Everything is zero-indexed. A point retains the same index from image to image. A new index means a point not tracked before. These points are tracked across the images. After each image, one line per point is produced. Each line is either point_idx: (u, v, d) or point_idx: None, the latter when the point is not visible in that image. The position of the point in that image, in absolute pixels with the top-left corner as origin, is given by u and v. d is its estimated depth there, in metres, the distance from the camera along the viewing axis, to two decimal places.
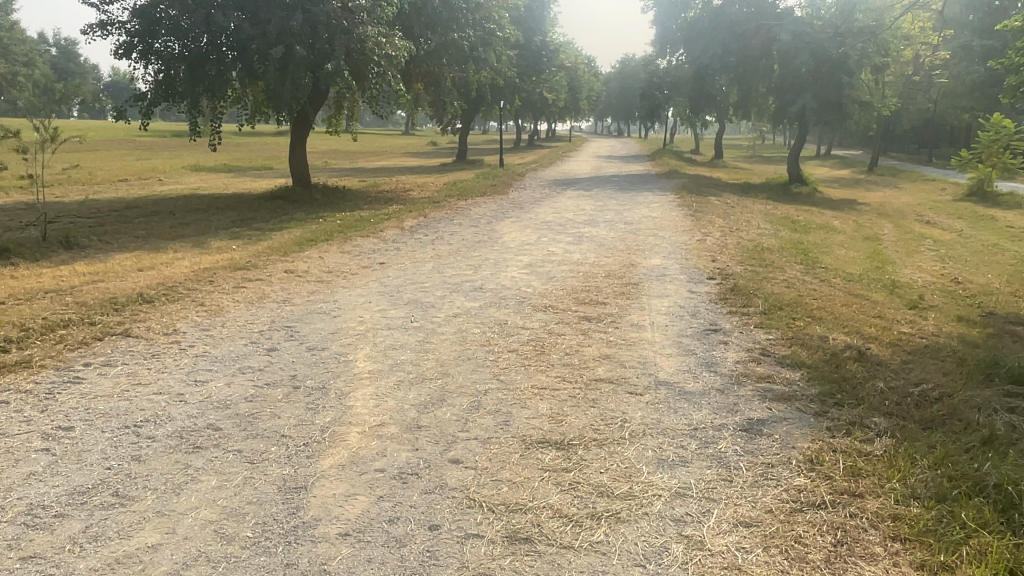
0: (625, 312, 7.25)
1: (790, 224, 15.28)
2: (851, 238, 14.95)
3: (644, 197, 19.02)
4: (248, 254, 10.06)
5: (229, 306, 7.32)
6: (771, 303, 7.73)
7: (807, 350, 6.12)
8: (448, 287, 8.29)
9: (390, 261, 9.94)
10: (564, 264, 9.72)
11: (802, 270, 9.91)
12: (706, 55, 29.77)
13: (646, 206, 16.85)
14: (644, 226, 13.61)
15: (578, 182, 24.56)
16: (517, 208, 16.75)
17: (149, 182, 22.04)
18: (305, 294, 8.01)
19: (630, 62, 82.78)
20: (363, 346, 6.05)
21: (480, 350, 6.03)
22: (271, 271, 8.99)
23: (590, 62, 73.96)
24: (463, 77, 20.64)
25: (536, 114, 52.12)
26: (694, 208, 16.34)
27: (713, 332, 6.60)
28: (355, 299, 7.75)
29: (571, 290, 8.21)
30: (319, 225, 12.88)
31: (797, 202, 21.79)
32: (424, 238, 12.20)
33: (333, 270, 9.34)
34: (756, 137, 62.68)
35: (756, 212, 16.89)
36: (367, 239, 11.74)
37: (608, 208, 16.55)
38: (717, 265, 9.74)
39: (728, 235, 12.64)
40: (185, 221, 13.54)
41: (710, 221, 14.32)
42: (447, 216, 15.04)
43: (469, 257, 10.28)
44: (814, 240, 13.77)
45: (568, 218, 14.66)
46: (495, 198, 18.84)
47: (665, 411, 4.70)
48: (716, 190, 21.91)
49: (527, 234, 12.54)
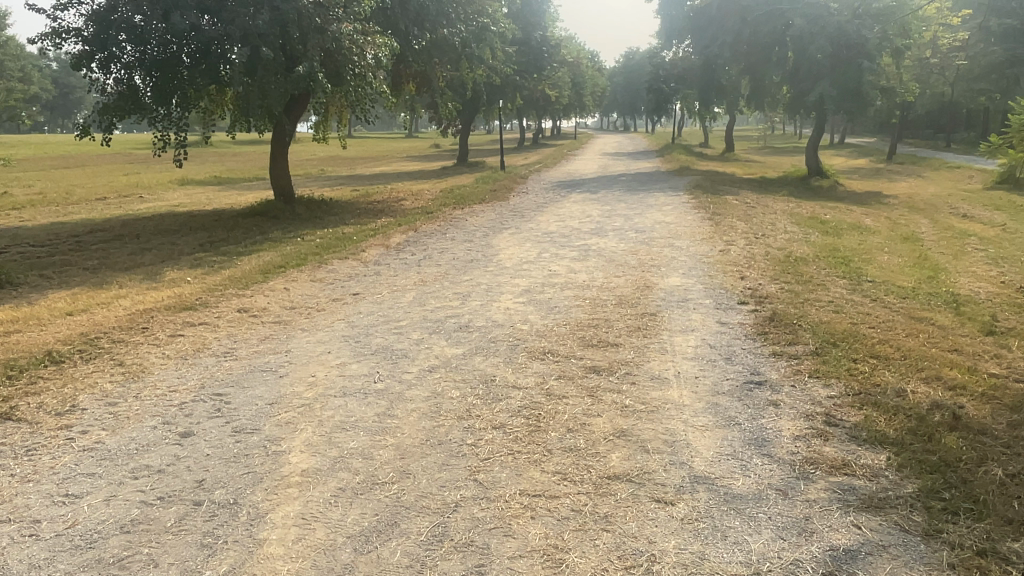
0: (643, 359, 5.81)
1: (818, 225, 13.80)
2: (888, 239, 13.46)
3: (656, 198, 17.56)
4: (202, 289, 8.68)
5: (153, 367, 5.94)
6: (824, 339, 6.27)
7: (886, 414, 4.67)
8: (427, 327, 6.90)
9: (366, 291, 8.58)
10: (568, 289, 8.30)
11: (848, 287, 8.43)
12: (716, 44, 28.24)
13: (659, 210, 15.41)
14: (658, 235, 12.14)
15: (583, 183, 23.13)
16: (518, 216, 15.40)
17: (128, 200, 20.74)
18: (255, 343, 6.63)
19: (634, 56, 81.18)
20: (304, 425, 4.66)
21: (456, 426, 4.62)
22: (221, 311, 7.61)
23: (593, 57, 72.48)
24: (456, 76, 19.23)
25: (540, 112, 50.67)
26: (712, 210, 14.90)
27: (757, 389, 5.14)
28: (313, 348, 6.36)
29: (575, 326, 6.80)
30: (293, 247, 11.51)
31: (821, 197, 20.29)
32: (411, 257, 10.84)
33: (296, 306, 7.96)
34: (766, 128, 60.95)
35: (780, 212, 15.41)
36: (345, 262, 10.39)
37: (618, 214, 15.13)
38: (749, 285, 8.26)
39: (754, 242, 11.18)
40: (148, 246, 12.22)
41: (731, 226, 12.87)
42: (440, 229, 13.70)
43: (458, 282, 8.91)
44: (848, 243, 12.29)
45: (572, 228, 13.24)
46: (494, 205, 17.47)
47: (710, 540, 3.28)
48: (731, 187, 20.43)
49: (525, 249, 11.12)
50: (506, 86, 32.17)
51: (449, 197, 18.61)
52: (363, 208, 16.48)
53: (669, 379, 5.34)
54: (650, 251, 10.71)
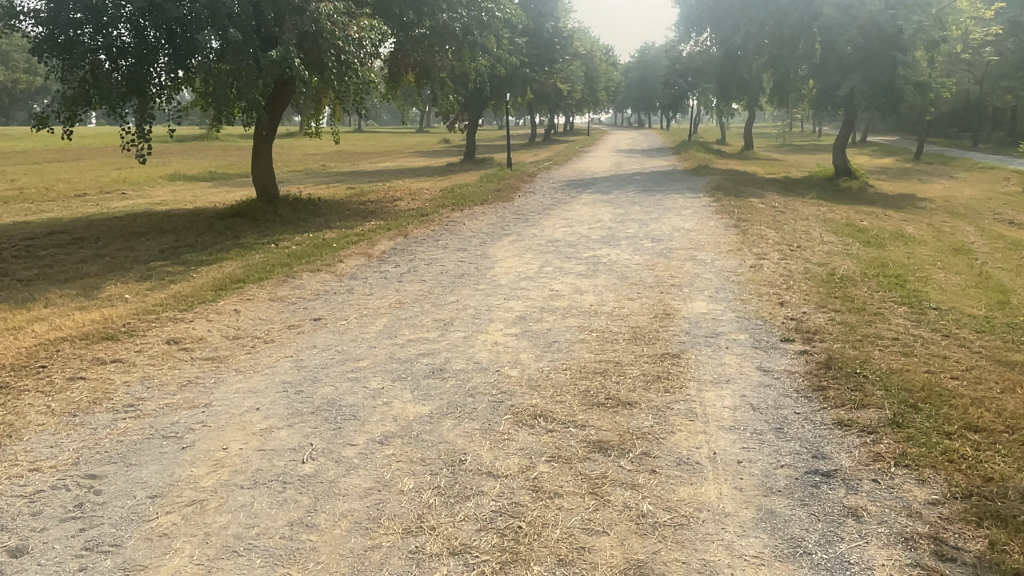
0: (664, 428, 4.38)
1: (857, 234, 12.32)
2: (937, 250, 11.96)
3: (674, 201, 16.09)
4: (137, 311, 7.32)
5: (24, 429, 4.58)
6: (900, 399, 4.81)
7: (1020, 540, 3.23)
8: (392, 370, 5.50)
9: (332, 314, 7.20)
10: (572, 317, 6.89)
11: (910, 318, 6.96)
12: (738, 35, 26.71)
13: (678, 214, 13.98)
14: (677, 245, 10.67)
15: (595, 182, 21.68)
16: (521, 220, 14.00)
17: (108, 197, 19.47)
18: (172, 391, 5.24)
19: (650, 51, 79.58)
20: (182, 543, 3.28)
21: (398, 548, 3.20)
22: (146, 344, 6.25)
23: (607, 52, 70.93)
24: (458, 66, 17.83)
25: (552, 107, 49.22)
26: (737, 215, 13.45)
27: (825, 487, 3.69)
28: (242, 401, 4.98)
29: (577, 373, 5.38)
30: (263, 256, 10.17)
31: (852, 200, 18.76)
32: (394, 270, 9.46)
33: (242, 335, 6.59)
34: (785, 125, 59.06)
35: (812, 218, 13.91)
36: (317, 275, 9.02)
37: (633, 218, 13.69)
38: (791, 316, 6.80)
39: (789, 255, 9.72)
40: (103, 252, 10.91)
41: (760, 234, 11.41)
42: (433, 234, 12.34)
43: (441, 304, 7.51)
44: (895, 255, 10.81)
45: (580, 235, 11.83)
46: (496, 207, 16.06)
47: None
48: (754, 188, 18.94)
49: (525, 262, 9.70)
50: (515, 80, 30.66)
51: (449, 197, 17.22)
52: (353, 210, 15.11)
53: (701, 464, 3.92)
54: (670, 265, 9.27)
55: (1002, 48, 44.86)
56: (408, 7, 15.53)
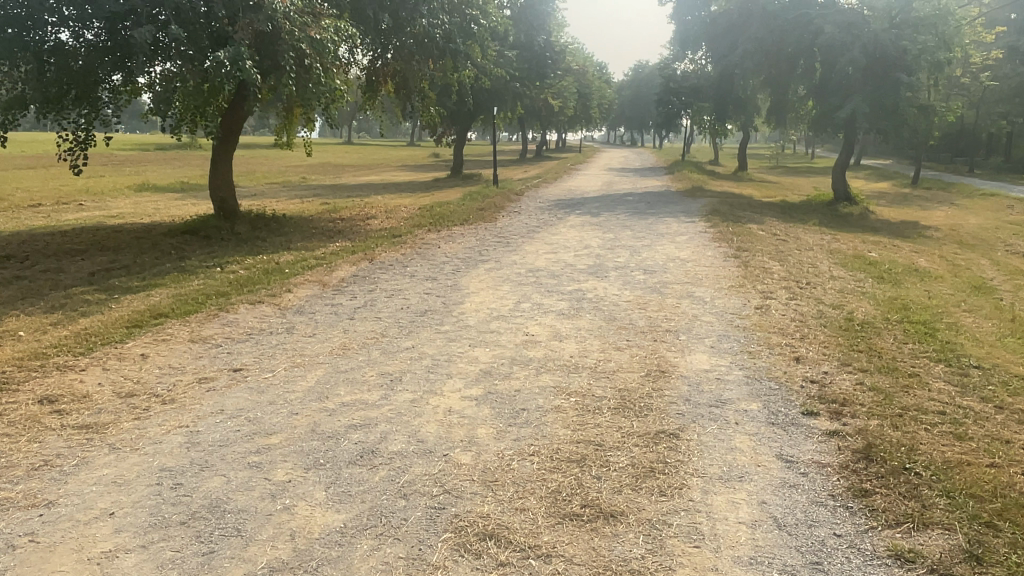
0: (660, 564, 3.17)
1: (869, 268, 11.20)
2: (957, 287, 10.86)
3: (668, 225, 14.98)
4: (23, 354, 6.09)
5: None
6: (971, 515, 3.62)
7: None
8: (310, 452, 4.28)
9: (257, 362, 5.99)
10: (546, 373, 5.70)
11: (953, 383, 5.78)
12: (735, 53, 25.81)
13: (672, 241, 12.87)
14: (671, 279, 9.53)
15: (585, 202, 20.58)
16: (502, 244, 12.85)
17: (63, 208, 18.19)
18: (13, 479, 4.01)
19: (644, 69, 79.05)
20: None
21: None
22: (11, 405, 5.02)
23: (601, 69, 70.32)
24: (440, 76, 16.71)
25: (544, 122, 48.28)
26: (736, 244, 12.35)
27: None
28: (95, 500, 3.75)
29: (548, 461, 4.16)
30: (202, 283, 8.94)
31: (855, 228, 17.73)
32: (348, 302, 8.26)
33: (140, 392, 5.37)
34: (779, 146, 58.40)
35: (818, 249, 12.81)
36: (257, 309, 7.80)
37: (622, 245, 12.57)
38: (812, 378, 5.62)
39: (799, 294, 8.57)
40: (24, 274, 9.66)
41: (764, 267, 10.28)
42: (402, 258, 11.14)
43: (393, 350, 6.31)
44: (914, 293, 9.70)
45: (564, 264, 10.67)
46: (477, 228, 14.90)
47: None
48: (752, 213, 17.89)
49: (499, 296, 8.51)
50: (505, 94, 30.09)
51: (427, 216, 16.03)
52: (319, 229, 13.90)
53: None
54: (662, 304, 8.12)
55: (1001, 73, 44.29)
56: (383, 10, 14.40)
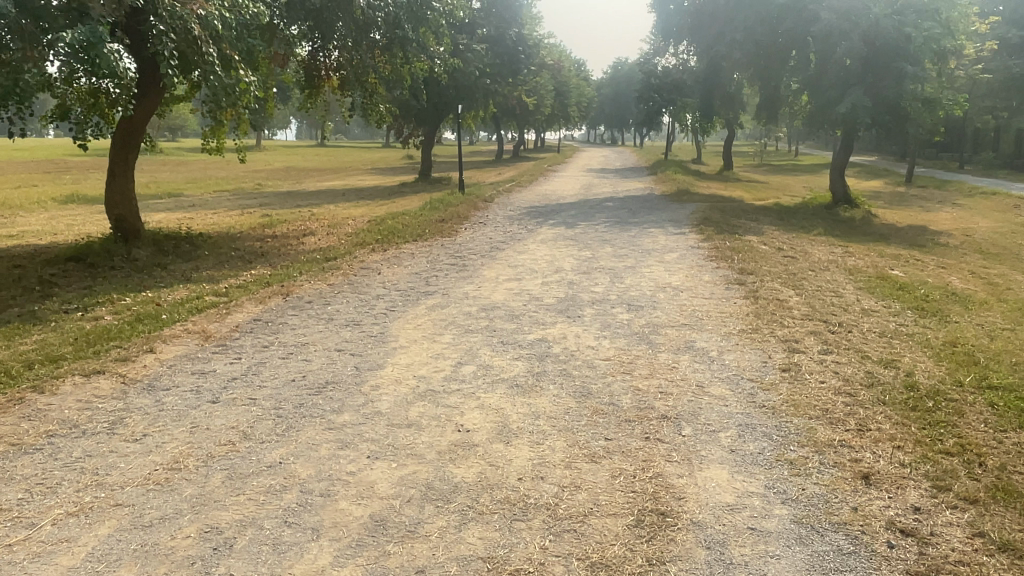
0: None
1: (902, 296, 9.11)
2: (1013, 318, 8.78)
3: (654, 239, 12.88)
4: None
5: None
6: None
7: None
8: None
9: (17, 506, 3.77)
10: (474, 523, 3.52)
11: None
12: (722, 43, 23.79)
13: (661, 262, 10.76)
14: (663, 320, 7.39)
15: (561, 209, 18.45)
16: (457, 267, 10.69)
17: None
18: None
19: (624, 66, 77.10)
20: None
21: None
22: None
23: (579, 67, 68.35)
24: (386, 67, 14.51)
25: (520, 121, 46.13)
26: (738, 265, 10.27)
27: None
28: None
29: None
30: (38, 341, 6.70)
31: (861, 236, 15.76)
32: (225, 368, 6.03)
33: None
34: (763, 144, 56.65)
35: (834, 269, 10.74)
36: (87, 386, 5.59)
37: (602, 267, 10.46)
38: (901, 525, 3.52)
39: (835, 346, 6.44)
40: None
41: (780, 298, 8.19)
42: (326, 292, 8.92)
43: (245, 472, 4.07)
44: (970, 332, 7.60)
45: (528, 297, 8.52)
46: (431, 245, 12.71)
47: None
48: (748, 221, 15.85)
49: (435, 354, 6.32)
50: (476, 91, 27.97)
51: (375, 230, 13.83)
52: (241, 252, 11.66)
53: None
54: (654, 365, 5.97)
55: (992, 66, 42.68)
56: None
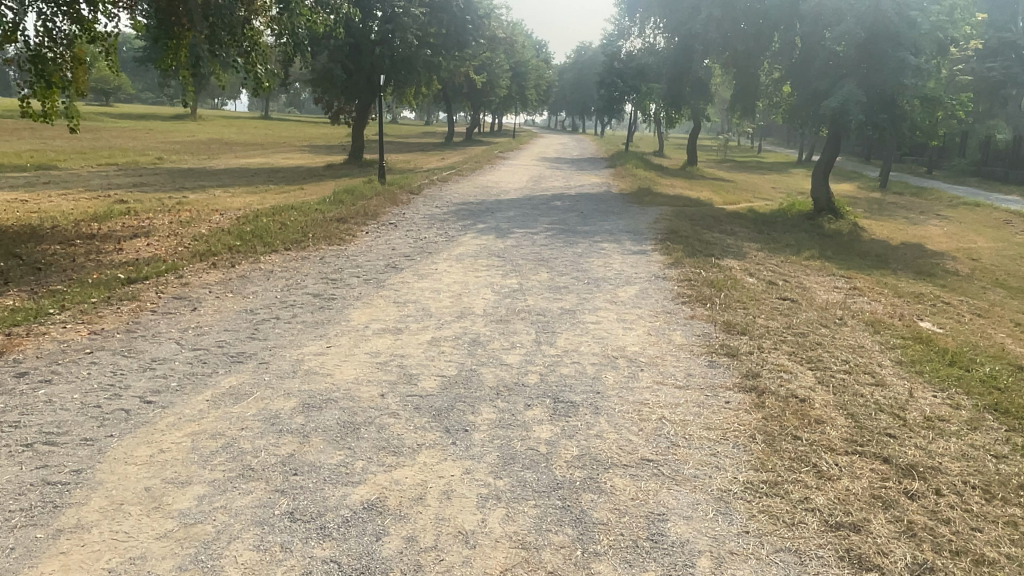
0: None
1: (966, 381, 6.06)
2: None
3: (607, 262, 9.73)
4: None
5: None
6: None
7: None
8: None
9: None
10: None
11: None
12: (696, 22, 20.65)
13: (613, 303, 7.57)
14: (608, 452, 4.15)
15: (497, 207, 15.19)
16: (322, 299, 7.34)
17: None
18: None
19: (587, 51, 74.12)
20: None
21: None
22: None
23: (540, 49, 65.18)
24: None
25: (472, 102, 42.58)
26: (724, 314, 7.16)
27: None
28: None
29: None
30: None
31: (858, 260, 12.92)
32: None
33: None
34: (728, 138, 54.24)
35: (850, 321, 7.73)
36: None
37: (530, 309, 7.23)
38: None
39: (935, 554, 3.33)
40: None
41: (801, 400, 5.07)
42: (73, 352, 5.51)
43: None
44: None
45: (397, 375, 5.22)
46: (302, 258, 9.33)
47: None
48: (724, 235, 12.83)
49: (124, 562, 3.00)
50: (416, 63, 24.62)
51: (239, 230, 10.34)
52: (13, 261, 8.09)
53: None
54: None
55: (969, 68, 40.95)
56: None
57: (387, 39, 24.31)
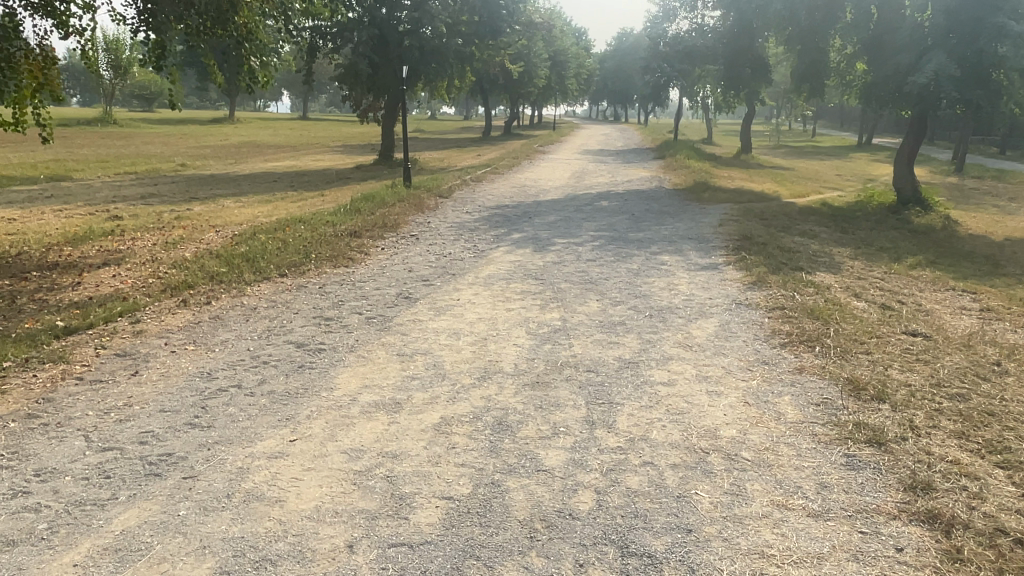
0: None
1: None
2: None
3: (670, 283, 7.86)
4: None
5: None
6: None
7: None
8: None
9: None
10: None
11: None
12: None
13: (688, 348, 5.72)
14: None
15: (535, 211, 13.36)
16: (307, 351, 5.66)
17: None
18: None
19: (627, 37, 71.49)
20: None
21: None
22: None
23: (579, 36, 62.93)
24: None
25: (509, 94, 40.68)
26: (846, 368, 5.25)
27: None
28: None
29: None
30: None
31: (970, 264, 10.71)
32: None
33: None
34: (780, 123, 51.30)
35: (1014, 367, 5.68)
36: None
37: (577, 361, 5.42)
38: None
39: None
40: None
41: (1017, 544, 3.18)
42: None
43: None
44: None
45: (380, 500, 3.46)
46: (295, 289, 7.66)
47: None
48: (805, 239, 10.77)
49: None
50: (446, 54, 22.89)
51: (228, 252, 8.75)
52: None
53: None
54: None
55: None
56: None
57: (416, 29, 22.58)
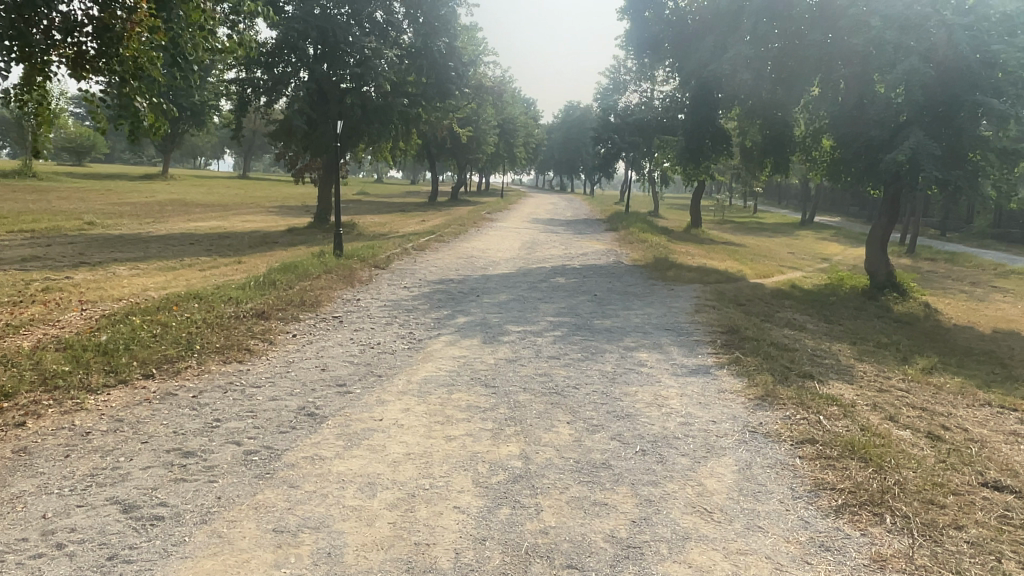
0: None
1: None
2: None
3: (654, 394, 6.18)
4: None
5: None
6: None
7: None
8: None
9: None
10: None
11: None
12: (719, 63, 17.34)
13: (707, 517, 3.93)
14: None
15: (482, 288, 11.68)
16: (131, 526, 3.67)
17: None
18: None
19: (576, 110, 72.22)
20: None
21: None
22: None
23: (528, 107, 63.00)
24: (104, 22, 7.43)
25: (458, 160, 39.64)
26: (946, 561, 3.53)
27: None
28: None
29: None
30: None
31: (978, 364, 9.42)
32: None
33: None
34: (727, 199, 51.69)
35: None
36: None
37: (551, 545, 3.56)
38: None
39: None
40: None
41: None
42: None
43: None
44: None
45: None
46: (160, 398, 5.68)
47: None
48: (794, 332, 9.34)
49: None
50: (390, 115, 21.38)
51: (81, 342, 6.72)
52: None
53: None
54: None
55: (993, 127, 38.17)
56: None
57: (358, 87, 20.99)
